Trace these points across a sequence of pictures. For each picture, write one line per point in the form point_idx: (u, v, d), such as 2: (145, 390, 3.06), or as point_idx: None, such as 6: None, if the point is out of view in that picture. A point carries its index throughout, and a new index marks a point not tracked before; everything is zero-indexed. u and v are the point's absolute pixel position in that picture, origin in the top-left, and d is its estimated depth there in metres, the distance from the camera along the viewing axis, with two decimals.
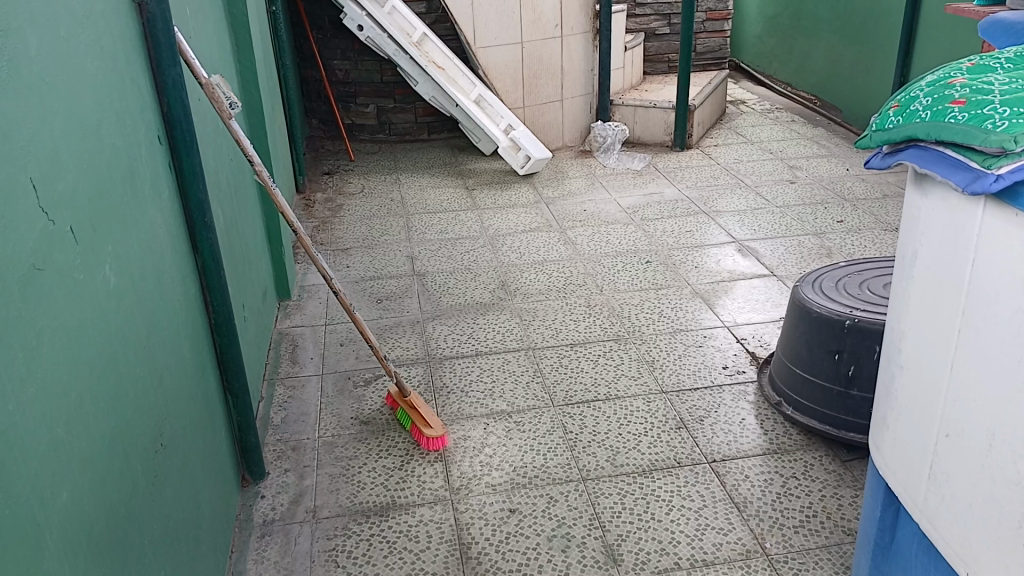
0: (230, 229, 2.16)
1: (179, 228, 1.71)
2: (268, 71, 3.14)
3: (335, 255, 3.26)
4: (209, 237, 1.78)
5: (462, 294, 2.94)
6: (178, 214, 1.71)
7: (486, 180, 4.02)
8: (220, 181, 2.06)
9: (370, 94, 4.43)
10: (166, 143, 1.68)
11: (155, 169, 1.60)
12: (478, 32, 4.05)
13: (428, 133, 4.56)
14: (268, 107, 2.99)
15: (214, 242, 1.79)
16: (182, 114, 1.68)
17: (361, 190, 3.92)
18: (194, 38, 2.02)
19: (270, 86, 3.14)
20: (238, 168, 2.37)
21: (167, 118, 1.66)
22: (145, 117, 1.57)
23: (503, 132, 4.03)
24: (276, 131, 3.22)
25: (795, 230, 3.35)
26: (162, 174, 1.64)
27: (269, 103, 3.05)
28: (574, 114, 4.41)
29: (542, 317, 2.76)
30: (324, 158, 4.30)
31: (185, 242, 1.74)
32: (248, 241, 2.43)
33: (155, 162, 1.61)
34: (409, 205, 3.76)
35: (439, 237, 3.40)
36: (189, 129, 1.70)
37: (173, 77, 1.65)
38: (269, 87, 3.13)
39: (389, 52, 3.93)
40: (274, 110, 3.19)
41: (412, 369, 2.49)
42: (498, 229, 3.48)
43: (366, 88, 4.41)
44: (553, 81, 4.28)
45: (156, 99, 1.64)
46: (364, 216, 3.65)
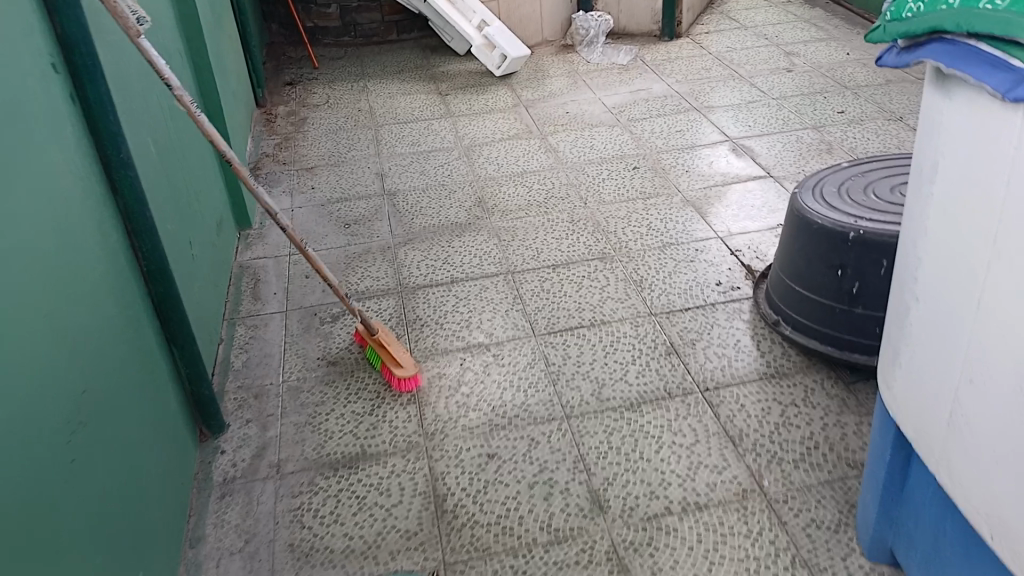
0: (161, 161, 1.94)
1: (92, 171, 1.49)
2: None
3: (299, 175, 3.03)
4: (130, 177, 1.56)
5: (436, 214, 2.73)
6: (88, 153, 1.48)
7: (461, 84, 3.73)
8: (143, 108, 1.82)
9: None
10: (65, 72, 1.44)
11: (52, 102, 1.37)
12: None
13: (397, 33, 4.24)
14: (210, 15, 2.70)
15: (137, 183, 1.58)
16: (80, 37, 1.43)
17: (326, 101, 3.64)
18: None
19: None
20: (170, 89, 2.12)
21: (60, 38, 1.41)
22: (34, 43, 1.33)
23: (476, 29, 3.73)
24: (223, 42, 2.93)
25: (792, 124, 3.11)
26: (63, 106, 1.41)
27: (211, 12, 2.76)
28: (554, 6, 4.07)
29: (522, 237, 2.56)
30: (287, 67, 4.00)
31: (102, 184, 1.53)
32: (192, 169, 2.21)
33: (52, 95, 1.37)
34: (379, 115, 3.49)
35: (411, 150, 3.16)
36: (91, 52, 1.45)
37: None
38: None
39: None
40: (217, 19, 2.89)
41: (383, 301, 2.32)
42: (474, 139, 3.24)
43: None
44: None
45: (47, 21, 1.39)
46: (330, 129, 3.38)
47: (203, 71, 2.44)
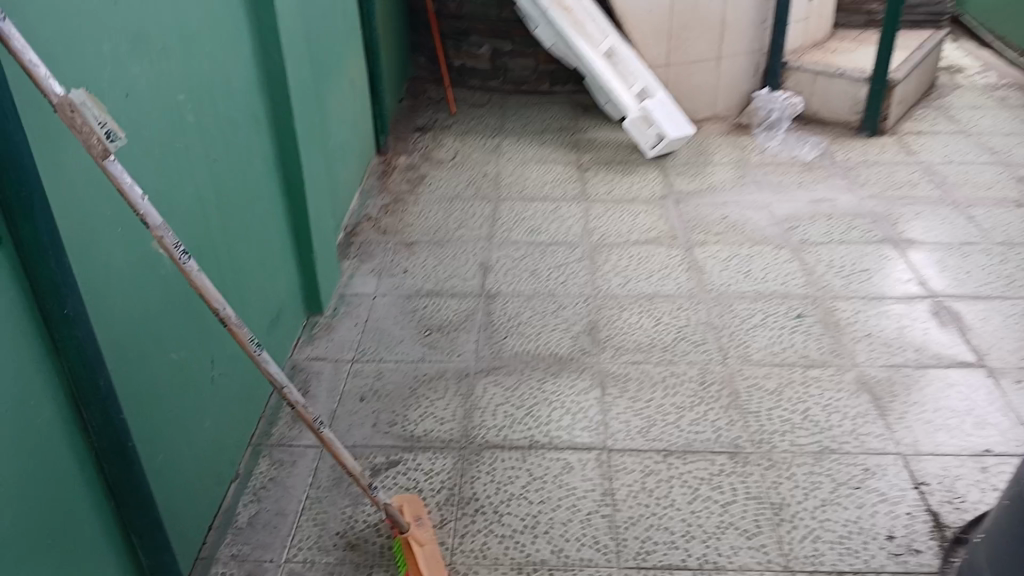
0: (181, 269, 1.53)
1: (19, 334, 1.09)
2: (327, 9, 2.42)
3: (395, 251, 2.60)
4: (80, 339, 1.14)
5: (536, 337, 2.22)
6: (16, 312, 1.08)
7: (606, 158, 3.21)
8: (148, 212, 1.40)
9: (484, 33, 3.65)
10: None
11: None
12: None
13: (549, 85, 3.75)
14: (315, 63, 2.30)
15: (90, 344, 1.16)
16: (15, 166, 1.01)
17: (453, 157, 3.20)
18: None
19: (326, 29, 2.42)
20: (226, 171, 1.73)
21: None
22: None
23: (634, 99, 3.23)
24: (335, 89, 2.53)
25: (1021, 287, 2.36)
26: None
27: (320, 55, 2.35)
28: (733, 79, 3.47)
29: (633, 395, 2.00)
30: (421, 108, 3.60)
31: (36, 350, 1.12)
32: (237, 263, 1.81)
33: None
34: (504, 184, 3.02)
35: (528, 239, 2.67)
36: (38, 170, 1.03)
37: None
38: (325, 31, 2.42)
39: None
40: (331, 62, 2.49)
41: (440, 459, 1.83)
42: (605, 236, 2.70)
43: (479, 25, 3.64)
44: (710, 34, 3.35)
45: None
46: (446, 194, 2.94)
47: (287, 135, 2.03)
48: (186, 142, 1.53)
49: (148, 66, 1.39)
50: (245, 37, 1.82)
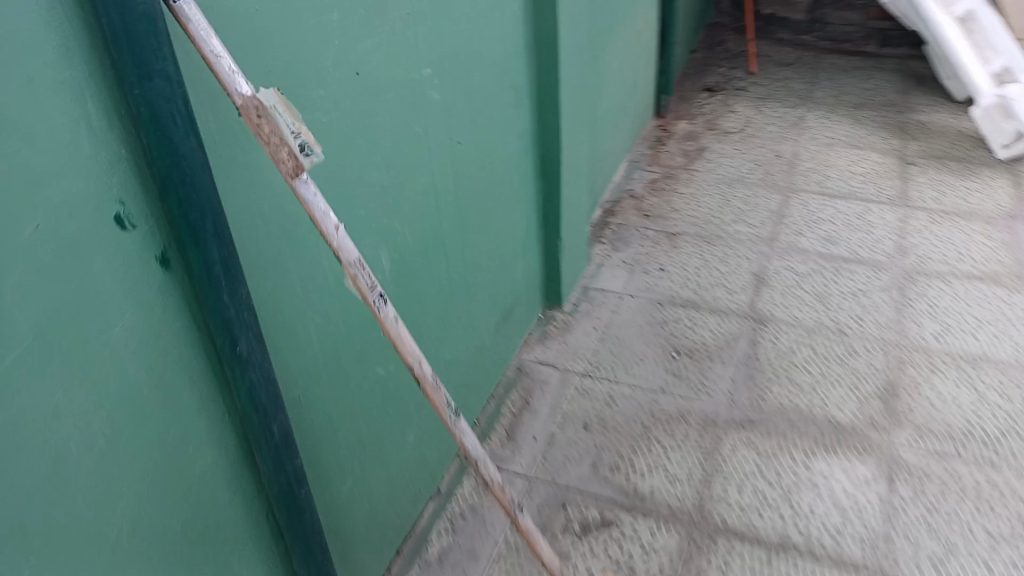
0: (397, 274, 1.32)
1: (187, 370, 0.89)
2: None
3: (656, 241, 2.24)
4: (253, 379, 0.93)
5: (810, 390, 1.79)
6: (185, 345, 0.88)
7: (938, 152, 2.56)
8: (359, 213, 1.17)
9: None
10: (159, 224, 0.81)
11: (103, 281, 0.77)
12: None
13: (876, 46, 3.17)
14: (598, 18, 1.97)
15: (265, 384, 0.94)
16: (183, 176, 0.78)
17: (743, 128, 2.72)
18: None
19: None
20: (467, 155, 1.48)
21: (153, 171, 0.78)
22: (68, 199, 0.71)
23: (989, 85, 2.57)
24: (617, 45, 2.18)
25: None
26: (139, 280, 0.81)
27: (605, 7, 2.01)
28: None
29: (932, 503, 1.53)
30: (714, 64, 3.14)
31: (208, 385, 0.92)
32: (467, 256, 1.56)
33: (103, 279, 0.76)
34: (799, 171, 2.51)
35: (818, 251, 2.19)
36: (212, 182, 0.81)
37: (163, 76, 0.73)
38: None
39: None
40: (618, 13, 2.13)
41: (666, 531, 1.49)
42: (923, 262, 2.14)
43: None
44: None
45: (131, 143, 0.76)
46: (726, 176, 2.50)
47: (552, 109, 1.74)
48: (421, 125, 1.30)
49: (384, 36, 1.16)
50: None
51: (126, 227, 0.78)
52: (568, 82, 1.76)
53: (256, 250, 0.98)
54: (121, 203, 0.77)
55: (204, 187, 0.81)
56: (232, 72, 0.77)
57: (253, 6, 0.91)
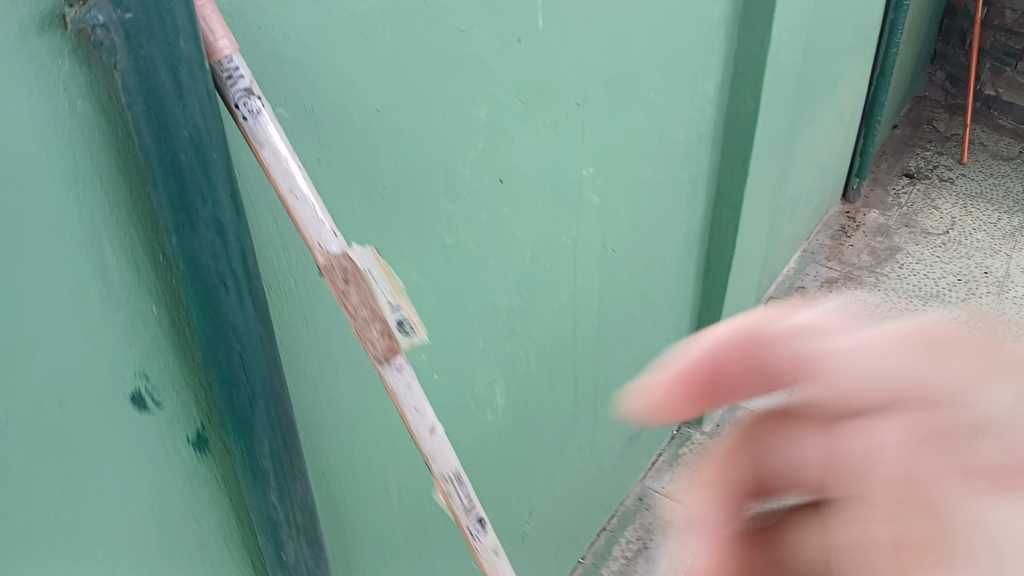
0: (512, 411, 1.07)
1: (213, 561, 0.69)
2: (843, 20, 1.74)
3: None
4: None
5: None
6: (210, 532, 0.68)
7: None
8: (481, 342, 0.95)
9: None
10: (194, 390, 0.61)
11: (105, 477, 0.57)
12: None
13: None
14: (802, 98, 1.65)
15: None
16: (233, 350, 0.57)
17: (946, 232, 2.36)
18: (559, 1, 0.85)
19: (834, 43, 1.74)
20: (620, 262, 1.21)
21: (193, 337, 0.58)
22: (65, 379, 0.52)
23: None
24: (815, 126, 1.86)
25: None
26: (158, 465, 0.61)
27: (813, 84, 1.69)
28: None
29: None
30: (919, 145, 2.83)
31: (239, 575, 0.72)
32: (602, 375, 1.30)
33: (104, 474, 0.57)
34: (1013, 296, 2.10)
35: None
36: (271, 355, 0.60)
37: (214, 224, 0.52)
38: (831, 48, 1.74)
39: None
40: (823, 89, 1.81)
41: None
42: None
43: None
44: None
45: (169, 297, 0.57)
46: (920, 289, 2.12)
47: (733, 207, 1.43)
48: (569, 235, 1.04)
49: (543, 131, 0.91)
50: (716, 69, 1.27)
51: (147, 408, 0.58)
52: (758, 176, 1.44)
53: (332, 407, 0.76)
54: (144, 376, 0.58)
55: (258, 364, 0.59)
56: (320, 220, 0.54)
57: (376, 103, 0.67)
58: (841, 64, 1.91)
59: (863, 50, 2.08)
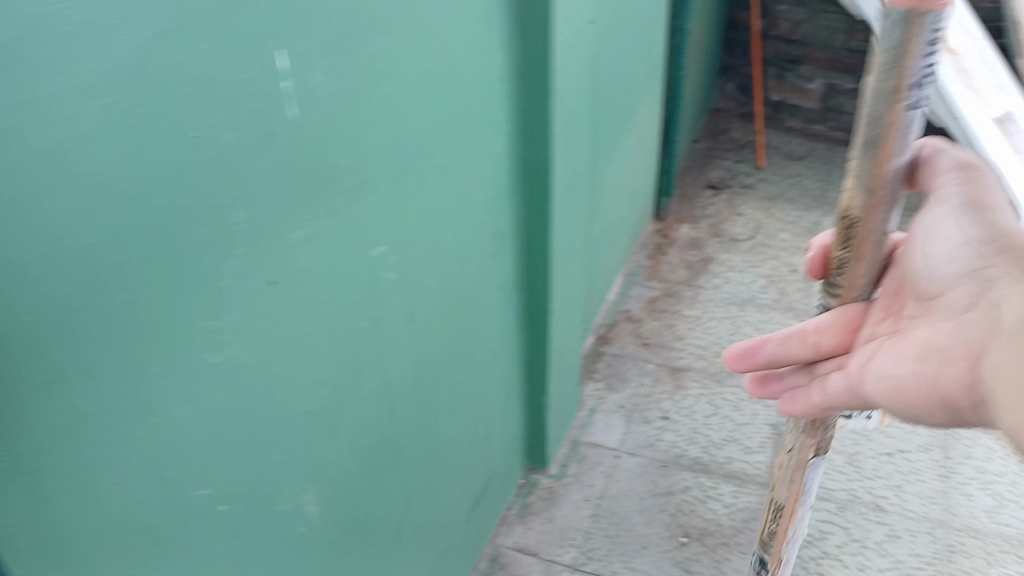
0: (329, 515, 0.98)
1: None
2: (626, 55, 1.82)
3: (657, 378, 1.99)
4: None
5: None
6: None
7: None
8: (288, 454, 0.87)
9: (821, 63, 3.02)
10: None
11: None
12: None
13: None
14: (599, 134, 1.70)
15: None
16: None
17: (751, 236, 2.53)
18: (316, 88, 0.79)
19: (620, 80, 1.82)
20: (434, 331, 1.17)
21: None
22: None
23: None
24: (614, 159, 1.94)
25: None
26: None
27: (607, 120, 1.76)
28: None
29: None
30: (719, 156, 3.01)
31: None
32: (431, 446, 1.24)
33: None
34: (818, 291, 2.26)
35: None
36: None
37: None
38: (618, 82, 1.81)
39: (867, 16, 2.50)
40: (617, 123, 1.89)
41: None
42: None
43: (817, 54, 3.01)
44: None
45: None
46: (733, 296, 2.26)
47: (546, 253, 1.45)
48: (369, 318, 0.98)
49: (318, 220, 0.83)
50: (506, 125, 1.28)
51: None
52: (563, 220, 1.47)
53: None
54: None
55: None
56: (898, 169, 0.69)
57: (91, 235, 0.58)
58: (631, 97, 2.00)
59: (651, 80, 2.20)
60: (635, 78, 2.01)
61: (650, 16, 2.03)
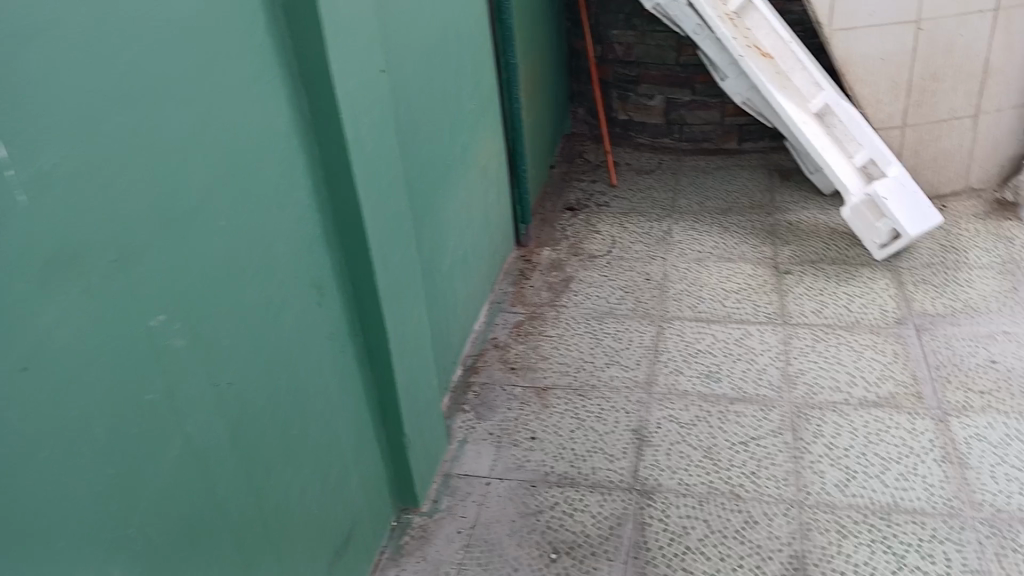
0: None
1: None
2: (435, 98, 1.91)
3: (525, 399, 2.02)
4: None
5: None
6: None
7: (808, 256, 2.47)
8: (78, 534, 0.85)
9: (657, 81, 3.17)
10: None
11: None
12: (839, 6, 2.43)
13: (738, 141, 3.20)
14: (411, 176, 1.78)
15: None
16: None
17: (608, 251, 2.63)
18: (46, 171, 0.79)
19: (433, 121, 1.91)
20: (247, 387, 1.17)
21: None
22: None
23: (857, 170, 2.53)
24: (444, 197, 2.01)
25: None
26: None
27: (419, 163, 1.84)
28: (996, 139, 2.63)
29: None
30: (576, 178, 3.13)
31: None
32: (266, 504, 1.23)
33: None
34: (673, 294, 2.36)
35: (705, 388, 1.98)
36: None
37: None
38: (430, 124, 1.89)
39: (687, 31, 2.71)
40: (440, 162, 1.97)
41: None
42: (814, 393, 1.92)
43: (653, 72, 3.16)
44: (961, 83, 2.54)
45: None
46: (595, 310, 2.33)
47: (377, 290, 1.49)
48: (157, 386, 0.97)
49: (71, 300, 0.83)
50: (304, 177, 1.32)
51: None
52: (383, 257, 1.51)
53: None
54: None
55: None
56: None
57: None
58: (456, 135, 2.08)
59: (482, 116, 2.29)
60: (459, 117, 2.10)
61: (467, 58, 2.13)
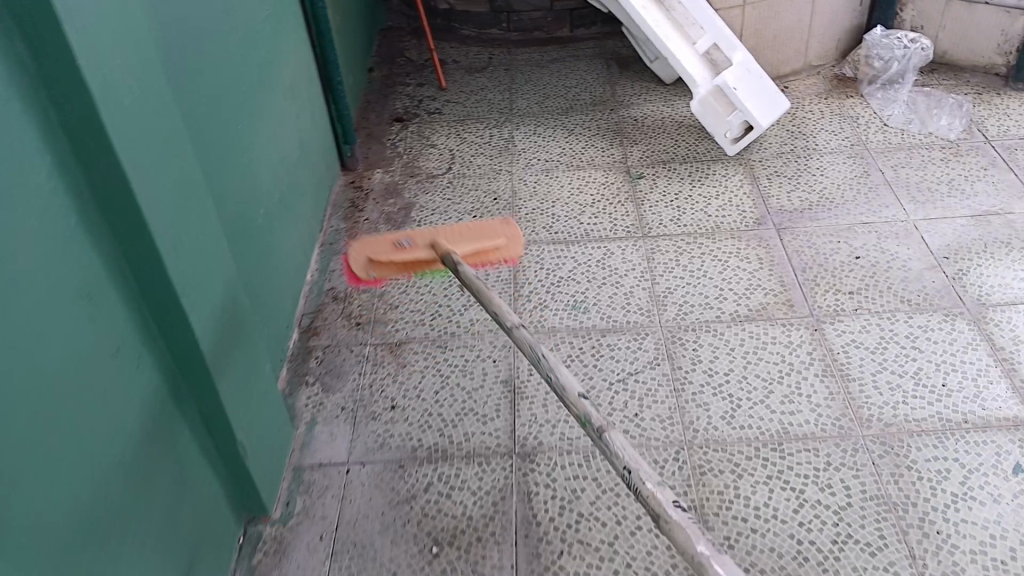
0: None
1: None
2: (217, 9, 1.51)
3: (377, 360, 1.77)
4: None
5: (604, 555, 1.36)
6: None
7: (659, 156, 2.33)
8: None
9: None
10: None
11: None
12: None
13: (570, 28, 2.94)
14: (198, 116, 1.40)
15: None
16: None
17: (448, 169, 2.36)
18: None
19: (220, 40, 1.52)
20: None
21: None
22: None
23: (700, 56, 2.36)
24: (246, 133, 1.65)
25: None
26: None
27: (209, 97, 1.46)
28: (831, 11, 2.53)
29: None
30: (399, 83, 2.77)
31: None
32: None
33: None
34: (524, 214, 2.15)
35: (574, 321, 1.81)
36: None
37: None
38: (215, 43, 1.50)
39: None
40: (235, 92, 1.59)
41: None
42: (685, 312, 1.80)
43: None
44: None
45: None
46: None
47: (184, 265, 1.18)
48: None
49: None
50: (38, 151, 0.95)
51: None
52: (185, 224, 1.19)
53: None
54: None
55: None
56: None
57: None
58: (251, 55, 1.69)
59: (279, 26, 1.89)
60: (250, 30, 1.70)
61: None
